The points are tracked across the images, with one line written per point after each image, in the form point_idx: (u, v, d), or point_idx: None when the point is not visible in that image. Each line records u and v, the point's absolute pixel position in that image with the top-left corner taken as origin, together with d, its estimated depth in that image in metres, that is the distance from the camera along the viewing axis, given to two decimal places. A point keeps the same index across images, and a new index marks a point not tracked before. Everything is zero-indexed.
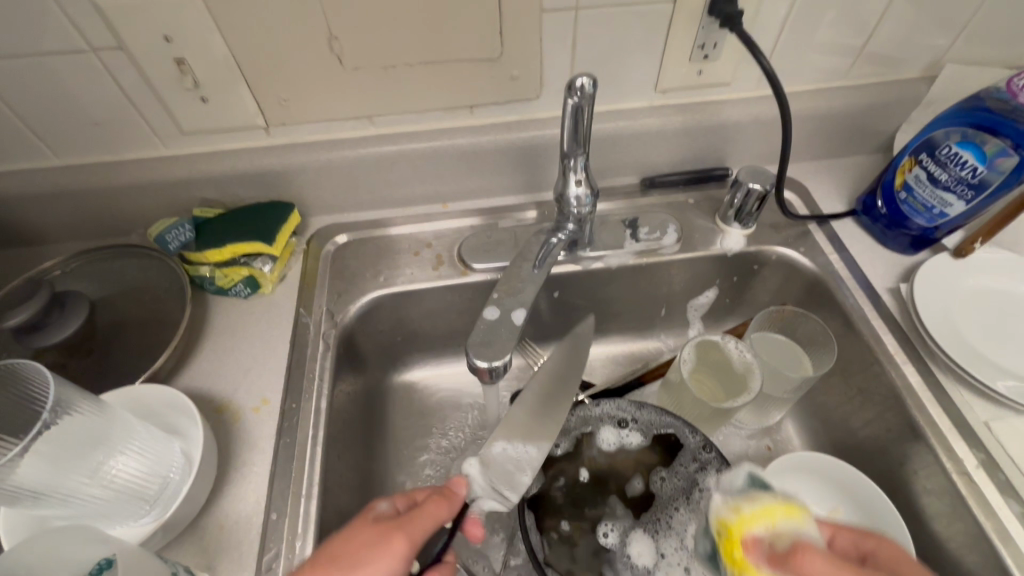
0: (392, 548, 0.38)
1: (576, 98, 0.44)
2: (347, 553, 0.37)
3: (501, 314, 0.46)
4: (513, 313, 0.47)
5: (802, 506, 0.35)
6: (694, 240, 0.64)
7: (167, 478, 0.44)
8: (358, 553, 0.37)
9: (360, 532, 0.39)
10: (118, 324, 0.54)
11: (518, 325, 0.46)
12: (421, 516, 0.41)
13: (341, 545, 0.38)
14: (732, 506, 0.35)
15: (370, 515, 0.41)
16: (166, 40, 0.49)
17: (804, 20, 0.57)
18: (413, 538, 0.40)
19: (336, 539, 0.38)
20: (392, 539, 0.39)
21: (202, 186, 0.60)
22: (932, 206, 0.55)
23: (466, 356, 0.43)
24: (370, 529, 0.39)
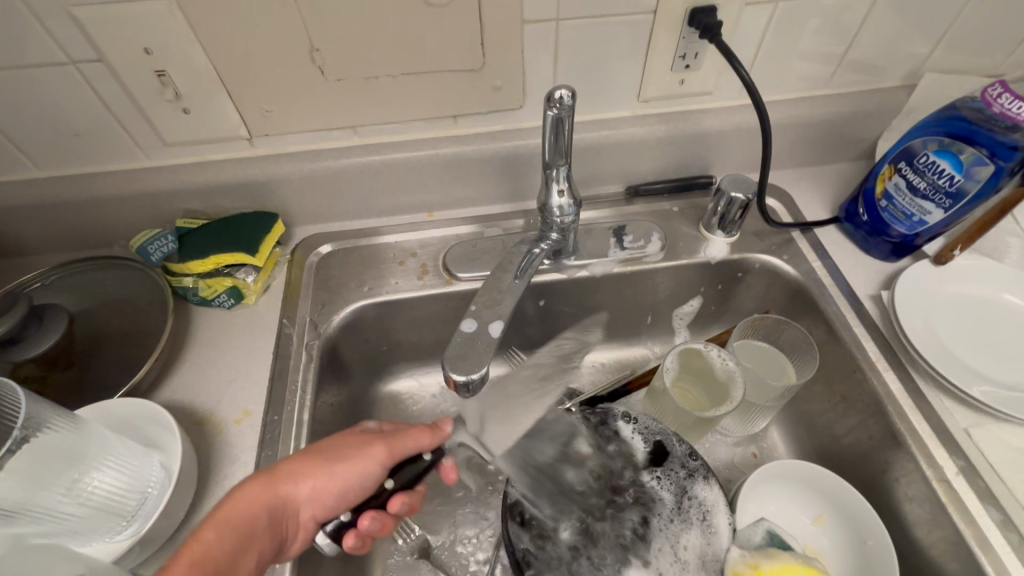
0: (372, 451, 0.47)
1: (555, 109, 0.45)
2: (336, 449, 0.46)
3: (478, 327, 0.46)
4: (490, 326, 0.47)
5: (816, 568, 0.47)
6: (679, 248, 0.65)
7: (146, 493, 0.44)
8: (344, 452, 0.46)
9: (349, 436, 0.48)
10: (98, 337, 0.53)
11: (495, 338, 0.46)
12: (406, 437, 0.50)
13: (331, 444, 0.47)
14: (749, 562, 0.47)
15: (358, 429, 0.50)
16: (146, 52, 0.49)
17: (784, 30, 0.58)
18: (392, 450, 0.48)
19: (329, 438, 0.47)
20: (374, 445, 0.48)
21: (185, 197, 0.60)
22: (911, 214, 0.56)
23: (442, 370, 0.44)
24: (358, 437, 0.48)
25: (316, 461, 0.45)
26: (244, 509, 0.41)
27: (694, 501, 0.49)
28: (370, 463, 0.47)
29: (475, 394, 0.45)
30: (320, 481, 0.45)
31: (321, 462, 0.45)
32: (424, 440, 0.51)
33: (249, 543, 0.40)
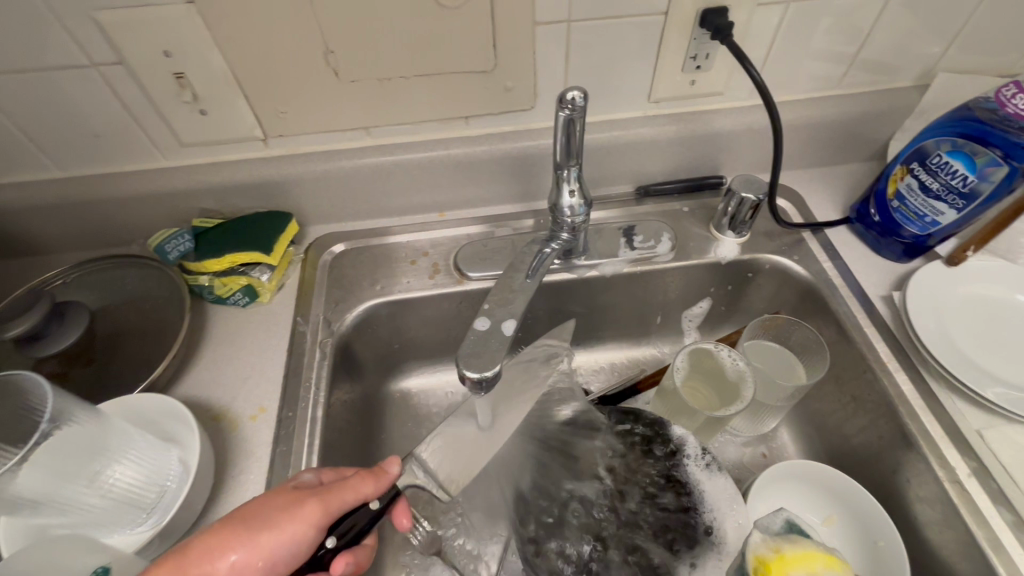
0: (302, 513, 0.40)
1: (567, 110, 0.45)
2: (259, 517, 0.39)
3: (492, 324, 0.46)
4: (503, 323, 0.46)
5: (842, 559, 0.40)
6: (689, 248, 0.65)
7: (165, 486, 0.45)
8: (267, 521, 0.39)
9: (276, 496, 0.41)
10: (117, 334, 0.55)
11: (508, 337, 0.45)
12: (343, 485, 0.43)
13: (255, 509, 0.40)
14: (770, 545, 0.41)
15: (292, 483, 0.43)
16: (166, 55, 0.50)
17: (795, 30, 0.58)
18: (328, 505, 0.41)
19: (251, 502, 0.40)
20: (302, 506, 0.40)
21: (202, 197, 0.61)
22: (924, 215, 0.56)
23: (456, 367, 0.43)
24: (287, 496, 0.41)
25: (235, 537, 0.38)
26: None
27: (715, 486, 0.49)
28: (301, 527, 0.40)
29: (488, 392, 0.44)
30: (241, 559, 0.38)
31: (239, 538, 0.38)
32: (368, 487, 0.44)
33: None
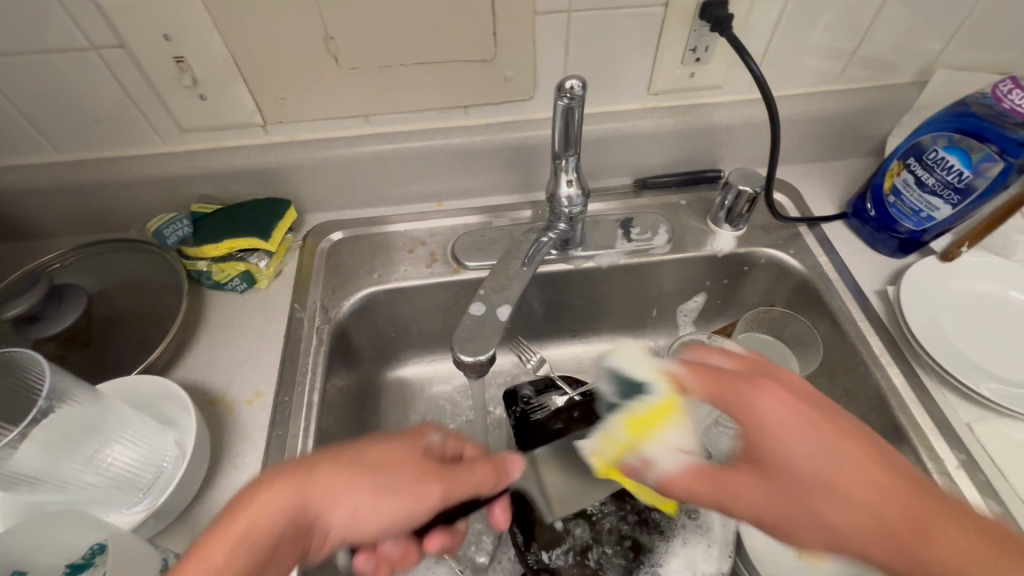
0: (424, 490, 0.38)
1: (566, 99, 0.45)
2: (384, 473, 0.38)
3: (487, 310, 0.47)
4: (498, 309, 0.48)
5: (659, 404, 0.37)
6: (685, 241, 0.65)
7: (161, 467, 0.45)
8: (391, 482, 0.37)
9: (406, 456, 0.39)
10: (115, 317, 0.55)
11: (503, 322, 0.47)
12: (469, 476, 0.41)
13: (381, 461, 0.38)
14: (598, 442, 0.39)
15: (422, 446, 0.41)
16: (166, 38, 0.50)
17: (795, 25, 0.58)
18: (450, 492, 0.39)
19: (375, 449, 0.39)
20: (427, 486, 0.38)
21: (201, 182, 0.61)
22: (919, 210, 0.56)
23: (452, 350, 0.45)
24: (415, 459, 0.40)
25: (359, 484, 0.36)
26: (262, 522, 0.33)
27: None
28: (421, 502, 0.38)
29: (484, 374, 0.46)
30: (361, 511, 0.36)
31: (364, 484, 0.37)
32: (494, 479, 0.42)
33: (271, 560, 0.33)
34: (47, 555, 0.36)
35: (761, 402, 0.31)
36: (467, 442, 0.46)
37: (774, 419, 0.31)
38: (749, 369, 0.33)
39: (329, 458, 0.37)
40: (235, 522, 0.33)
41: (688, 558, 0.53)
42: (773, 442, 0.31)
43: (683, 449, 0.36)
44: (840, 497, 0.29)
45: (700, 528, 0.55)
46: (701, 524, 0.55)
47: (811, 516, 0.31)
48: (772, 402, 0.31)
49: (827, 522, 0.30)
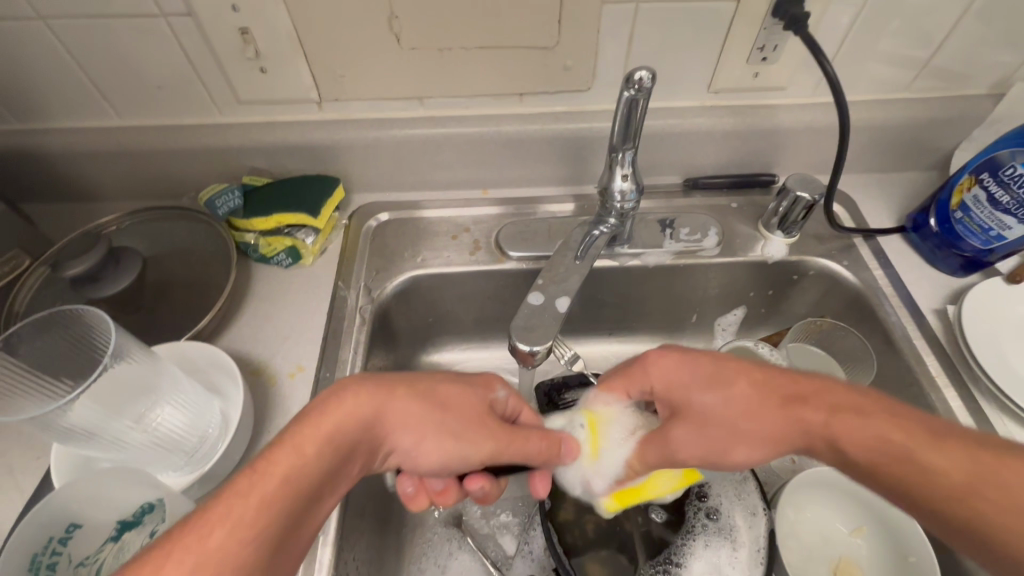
0: (481, 441, 0.42)
1: (633, 91, 0.44)
2: (454, 413, 0.42)
3: (546, 300, 0.48)
4: (557, 300, 0.49)
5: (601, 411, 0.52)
6: (735, 245, 0.63)
7: (206, 433, 0.46)
8: (457, 422, 0.42)
9: (471, 404, 0.43)
10: (165, 283, 0.56)
11: (562, 313, 0.47)
12: (527, 442, 0.44)
13: (453, 401, 0.42)
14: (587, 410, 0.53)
15: (489, 394, 0.45)
16: (233, 9, 0.50)
17: (871, 27, 0.55)
18: (506, 447, 0.43)
19: (448, 388, 0.43)
20: (486, 433, 0.42)
21: (253, 156, 0.62)
22: (989, 228, 0.54)
23: (509, 337, 0.45)
24: (479, 406, 0.44)
25: (429, 417, 0.41)
26: (344, 417, 0.37)
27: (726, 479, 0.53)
28: (474, 452, 0.41)
29: (537, 366, 0.47)
30: (426, 440, 0.41)
31: (431, 419, 0.41)
32: (547, 450, 0.46)
33: (340, 470, 0.37)
34: (100, 511, 0.38)
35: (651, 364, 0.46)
36: (524, 405, 0.49)
37: (671, 376, 0.45)
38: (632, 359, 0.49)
39: (405, 387, 0.41)
40: (327, 416, 0.37)
41: (711, 560, 0.49)
42: (680, 390, 0.44)
43: (631, 429, 0.51)
44: (846, 425, 0.36)
45: (726, 530, 0.50)
46: (728, 527, 0.50)
47: (739, 424, 0.40)
48: (661, 363, 0.45)
49: (847, 436, 0.36)
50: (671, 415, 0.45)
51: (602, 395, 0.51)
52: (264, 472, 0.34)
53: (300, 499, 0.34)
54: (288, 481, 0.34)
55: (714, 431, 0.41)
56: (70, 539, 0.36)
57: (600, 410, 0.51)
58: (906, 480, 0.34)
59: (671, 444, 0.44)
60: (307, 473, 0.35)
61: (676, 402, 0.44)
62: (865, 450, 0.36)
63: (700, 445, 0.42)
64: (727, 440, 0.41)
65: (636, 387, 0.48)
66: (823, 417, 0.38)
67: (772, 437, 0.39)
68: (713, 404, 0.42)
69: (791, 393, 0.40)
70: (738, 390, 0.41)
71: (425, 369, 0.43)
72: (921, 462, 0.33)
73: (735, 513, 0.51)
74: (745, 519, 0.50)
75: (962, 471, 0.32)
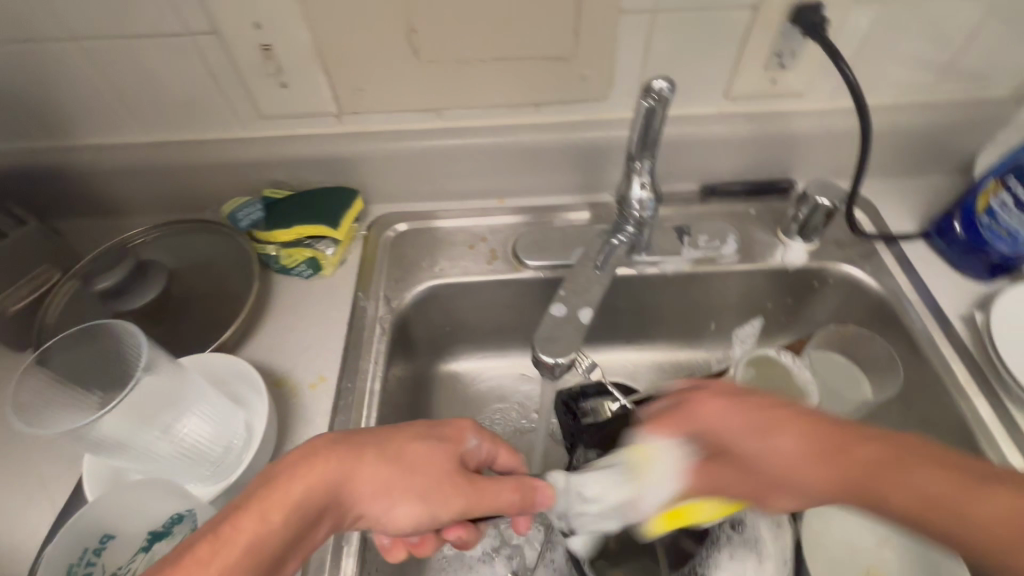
0: (451, 499, 0.40)
1: (652, 100, 0.45)
2: (422, 473, 0.40)
3: (568, 311, 0.48)
4: (580, 311, 0.49)
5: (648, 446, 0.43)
6: (753, 251, 0.63)
7: (231, 443, 0.46)
8: (425, 480, 0.40)
9: (441, 460, 0.41)
10: (189, 295, 0.57)
11: (584, 324, 0.48)
12: (500, 492, 0.42)
13: (421, 459, 0.40)
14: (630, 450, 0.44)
15: (462, 450, 0.43)
16: (256, 27, 0.51)
17: (890, 31, 0.55)
18: (478, 502, 0.41)
19: (417, 446, 0.41)
20: (456, 490, 0.40)
21: (274, 169, 0.63)
22: (1017, 232, 0.53)
23: (532, 349, 0.46)
24: (450, 463, 0.42)
25: (399, 478, 0.39)
26: (304, 482, 0.36)
27: None
28: (442, 511, 0.40)
29: (558, 377, 0.47)
30: (397, 505, 0.39)
31: (400, 480, 0.39)
32: (523, 501, 0.43)
33: (301, 537, 0.35)
34: (131, 523, 0.39)
35: (698, 404, 0.42)
36: (502, 445, 0.47)
37: (716, 418, 0.40)
38: (679, 395, 0.44)
39: (375, 449, 0.39)
40: (294, 480, 0.36)
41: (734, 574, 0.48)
42: (724, 435, 0.40)
43: (679, 467, 0.42)
44: (903, 482, 0.34)
45: (750, 542, 0.49)
46: (752, 540, 0.49)
47: (784, 476, 0.37)
48: (707, 406, 0.41)
49: (896, 496, 0.34)
50: (714, 453, 0.41)
51: (649, 430, 0.43)
52: (226, 538, 0.32)
53: (263, 567, 0.33)
54: (251, 550, 0.32)
55: (769, 483, 0.39)
56: (103, 550, 0.38)
57: (646, 446, 0.43)
58: (939, 529, 0.33)
59: (716, 489, 0.41)
60: (270, 541, 0.33)
61: (721, 446, 0.41)
62: (916, 502, 0.34)
63: (738, 484, 0.40)
64: (774, 486, 0.39)
65: (676, 425, 0.43)
66: (861, 473, 0.35)
67: (812, 490, 0.37)
68: (754, 451, 0.39)
69: (840, 442, 0.36)
70: (784, 436, 0.37)
71: (398, 427, 0.42)
72: (957, 510, 0.33)
73: (759, 526, 0.50)
74: (770, 531, 0.49)
75: (1002, 515, 0.32)
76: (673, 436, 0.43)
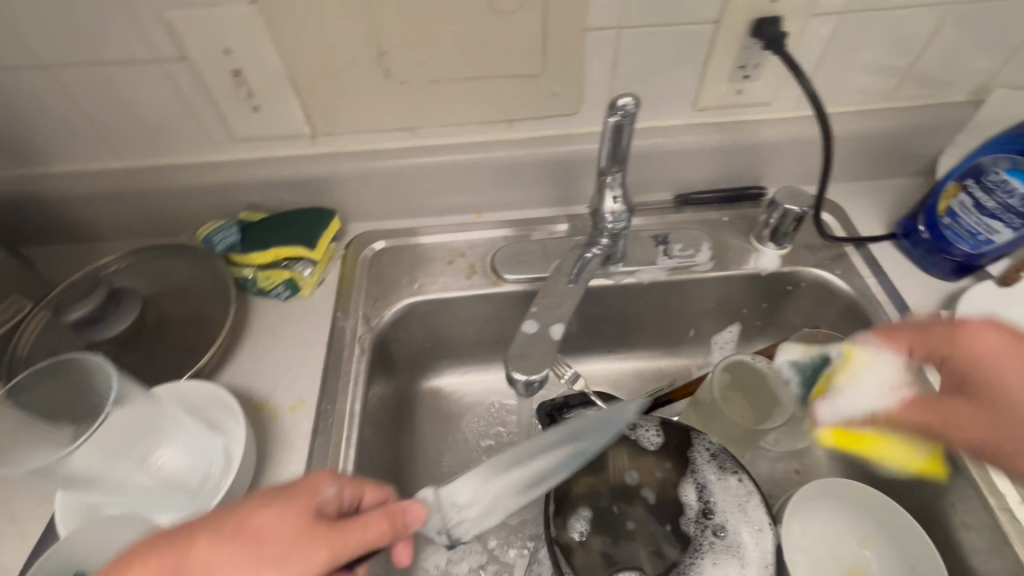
0: (308, 559, 0.35)
1: (618, 116, 0.46)
2: (264, 542, 0.35)
3: (540, 328, 0.49)
4: (552, 327, 0.49)
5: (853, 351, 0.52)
6: (728, 258, 0.64)
7: (208, 471, 0.46)
8: (276, 548, 0.35)
9: (294, 522, 0.37)
10: (165, 321, 0.56)
11: (556, 340, 0.48)
12: (365, 530, 0.38)
13: (268, 527, 0.36)
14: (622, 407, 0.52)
15: (315, 500, 0.38)
16: (226, 52, 0.52)
17: (849, 42, 0.57)
18: (343, 548, 0.37)
19: (262, 515, 0.36)
20: (314, 545, 0.36)
21: (250, 191, 0.63)
22: (978, 233, 0.54)
23: (506, 367, 0.46)
24: (304, 519, 0.37)
25: (228, 560, 0.34)
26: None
27: (731, 492, 0.51)
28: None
29: (533, 394, 0.47)
30: None
31: (241, 560, 0.35)
32: (391, 529, 0.39)
33: None
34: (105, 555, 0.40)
35: (963, 336, 0.45)
36: (366, 485, 0.43)
37: (994, 350, 0.44)
38: (936, 329, 0.47)
39: (204, 535, 0.35)
40: None
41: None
42: (989, 365, 0.43)
43: (891, 381, 0.51)
44: None
45: (731, 547, 0.49)
46: (733, 545, 0.49)
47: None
48: (976, 335, 0.44)
49: None
50: (963, 387, 0.45)
51: (877, 336, 0.50)
52: None
53: None
54: None
55: (1006, 416, 0.42)
56: None
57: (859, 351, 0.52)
58: None
59: (939, 431, 0.45)
60: None
61: (975, 381, 0.44)
62: None
63: (990, 422, 0.42)
64: (1002, 420, 0.42)
65: (920, 349, 0.47)
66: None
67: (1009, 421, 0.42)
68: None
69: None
70: (1019, 362, 0.42)
71: (239, 502, 0.37)
72: None
73: (740, 530, 0.49)
74: (750, 535, 0.49)
75: None
76: (908, 355, 0.48)
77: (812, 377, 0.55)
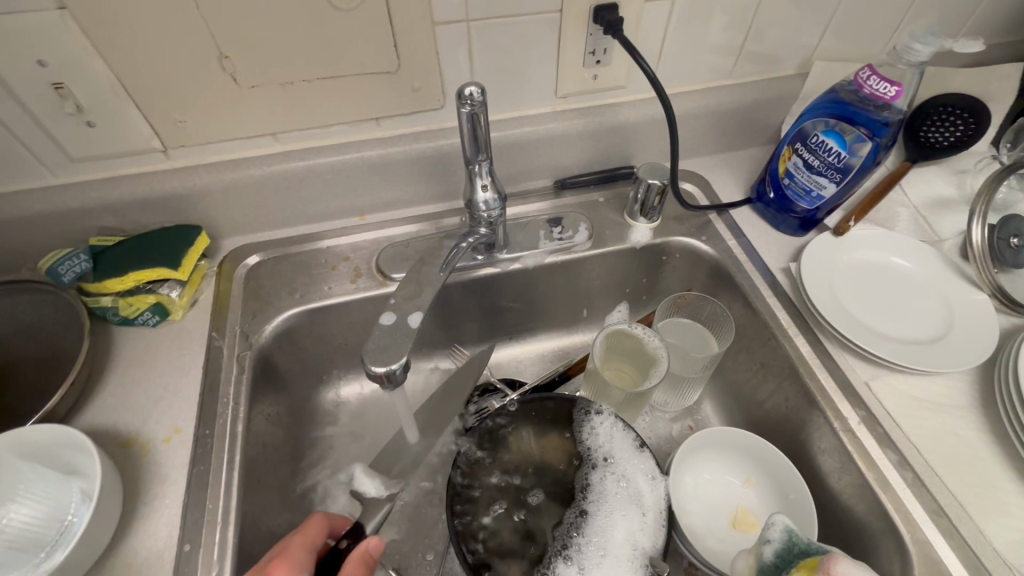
0: None
1: (468, 106, 0.46)
2: None
3: (398, 319, 0.48)
4: (411, 316, 0.49)
5: (683, 297, 0.61)
6: (606, 236, 0.67)
7: (68, 520, 0.43)
8: None
9: None
10: (7, 364, 0.51)
11: (414, 328, 0.47)
12: None
13: None
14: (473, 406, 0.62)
15: None
16: (40, 64, 0.47)
17: (685, 26, 0.61)
18: None
19: None
20: None
21: (100, 215, 0.58)
22: (810, 190, 0.61)
23: (363, 363, 0.44)
24: None
25: None
26: None
27: (626, 445, 0.51)
28: None
29: (398, 385, 0.46)
30: None
31: None
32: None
33: None
34: None
35: None
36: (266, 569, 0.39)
37: None
38: None
39: None
40: None
41: (624, 533, 0.46)
42: None
43: None
44: None
45: (633, 497, 0.48)
46: (634, 495, 0.48)
47: None
48: None
49: None
50: None
51: None
52: None
53: None
54: None
55: None
56: None
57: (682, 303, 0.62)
58: None
59: None
60: None
61: None
62: None
63: None
64: None
65: None
66: None
67: None
68: None
69: None
70: None
71: None
72: None
73: (637, 479, 0.49)
74: (647, 483, 0.49)
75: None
76: None
77: (792, 558, 0.40)
